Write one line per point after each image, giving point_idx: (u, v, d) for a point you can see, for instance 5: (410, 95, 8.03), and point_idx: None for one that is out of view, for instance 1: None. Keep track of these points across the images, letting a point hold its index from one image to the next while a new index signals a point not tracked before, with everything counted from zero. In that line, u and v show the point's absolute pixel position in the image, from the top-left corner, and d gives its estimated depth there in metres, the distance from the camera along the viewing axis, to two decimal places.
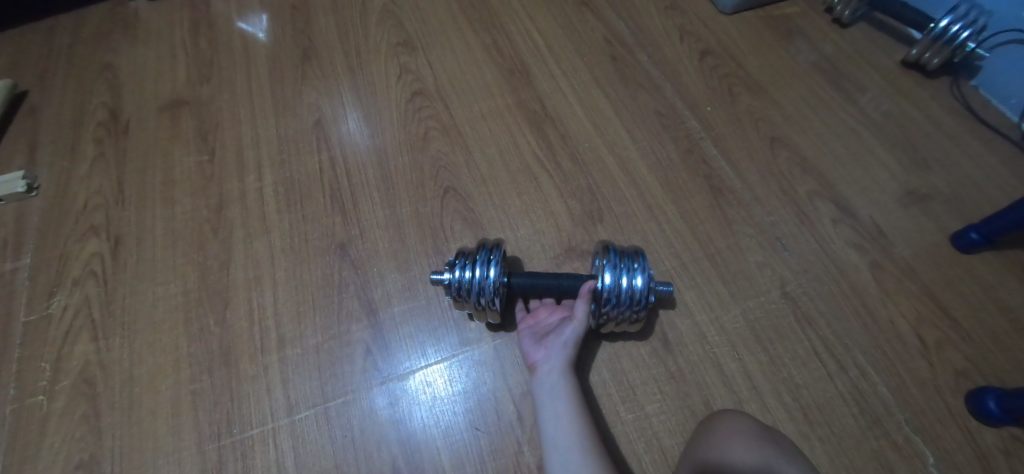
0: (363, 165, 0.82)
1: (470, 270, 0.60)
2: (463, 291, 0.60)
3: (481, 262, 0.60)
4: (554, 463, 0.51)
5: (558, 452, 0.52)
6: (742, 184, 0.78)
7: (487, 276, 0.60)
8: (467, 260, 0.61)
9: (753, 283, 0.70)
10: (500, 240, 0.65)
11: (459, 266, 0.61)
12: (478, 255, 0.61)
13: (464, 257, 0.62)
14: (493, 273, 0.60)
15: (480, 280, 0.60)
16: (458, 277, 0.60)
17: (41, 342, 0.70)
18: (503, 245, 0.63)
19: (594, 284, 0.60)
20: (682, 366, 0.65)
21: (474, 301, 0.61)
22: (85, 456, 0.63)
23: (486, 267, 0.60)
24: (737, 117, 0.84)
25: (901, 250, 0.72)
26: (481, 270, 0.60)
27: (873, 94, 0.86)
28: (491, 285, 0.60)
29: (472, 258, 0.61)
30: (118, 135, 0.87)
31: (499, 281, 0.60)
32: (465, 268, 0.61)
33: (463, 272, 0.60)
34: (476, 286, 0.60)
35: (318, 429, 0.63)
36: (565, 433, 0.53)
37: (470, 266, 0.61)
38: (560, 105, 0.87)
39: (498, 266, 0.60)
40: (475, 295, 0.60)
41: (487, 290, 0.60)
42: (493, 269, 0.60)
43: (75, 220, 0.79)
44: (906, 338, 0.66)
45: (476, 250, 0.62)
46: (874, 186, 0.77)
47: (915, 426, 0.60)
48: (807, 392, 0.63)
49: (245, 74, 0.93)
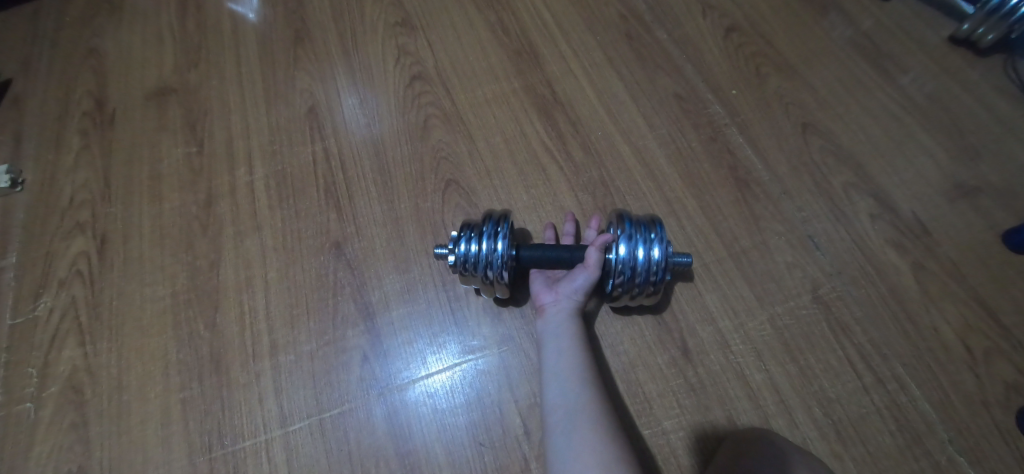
0: (359, 156, 0.77)
1: (476, 243, 0.56)
2: (469, 266, 0.56)
3: (488, 235, 0.56)
4: (552, 392, 0.51)
5: (558, 384, 0.51)
6: (770, 176, 0.71)
7: (494, 249, 0.55)
8: (472, 233, 0.57)
9: (782, 286, 0.64)
10: (507, 211, 0.61)
11: (464, 239, 0.56)
12: (484, 227, 0.57)
13: (469, 229, 0.58)
14: (501, 246, 0.55)
15: (487, 254, 0.55)
16: (464, 251, 0.56)
17: (28, 346, 0.67)
18: (510, 216, 0.59)
19: (609, 237, 0.56)
20: (703, 378, 0.60)
21: (482, 276, 0.57)
22: (74, 467, 0.60)
23: (493, 240, 0.56)
24: (765, 101, 0.77)
25: (947, 249, 0.65)
26: (488, 244, 0.55)
27: (917, 73, 0.78)
28: (499, 258, 0.55)
29: (479, 230, 0.57)
30: (103, 126, 0.83)
31: (508, 253, 0.55)
32: (470, 241, 0.56)
33: (469, 246, 0.56)
34: (483, 260, 0.55)
35: (312, 443, 0.60)
36: (567, 369, 0.52)
37: (475, 239, 0.56)
38: (571, 90, 0.80)
39: (506, 238, 0.56)
40: (483, 269, 0.56)
41: (495, 263, 0.55)
42: (501, 241, 0.55)
43: (60, 216, 0.75)
44: (952, 347, 0.59)
45: (482, 222, 0.58)
46: (916, 177, 0.70)
47: (960, 446, 0.55)
48: (840, 406, 0.58)
49: (235, 59, 0.87)
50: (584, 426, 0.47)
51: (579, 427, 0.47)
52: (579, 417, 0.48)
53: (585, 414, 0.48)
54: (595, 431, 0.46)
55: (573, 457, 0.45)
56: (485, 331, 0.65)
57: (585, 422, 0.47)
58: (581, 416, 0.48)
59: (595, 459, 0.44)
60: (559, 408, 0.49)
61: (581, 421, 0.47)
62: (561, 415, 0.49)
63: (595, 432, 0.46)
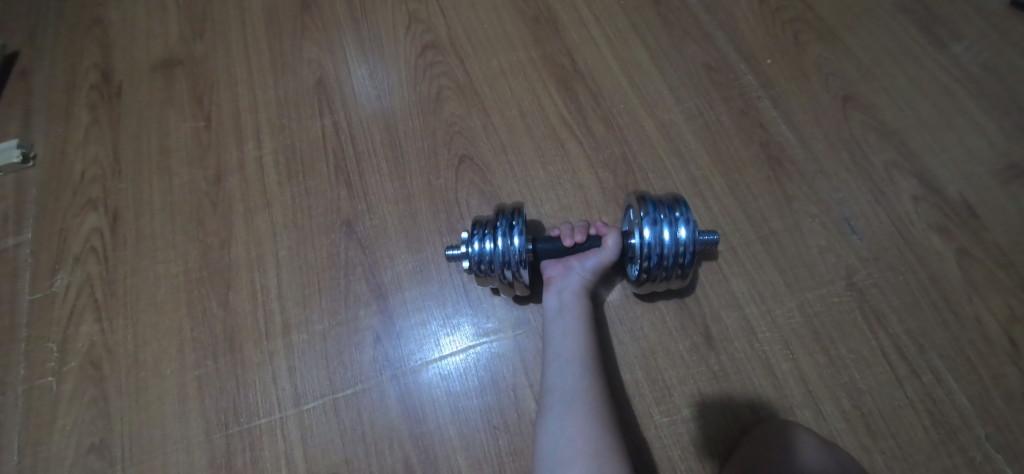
0: (370, 130, 0.74)
1: (490, 241, 0.54)
2: (485, 266, 0.54)
3: (503, 231, 0.53)
4: (552, 373, 0.51)
5: (558, 365, 0.51)
6: (805, 154, 0.67)
7: (511, 246, 0.53)
8: (485, 230, 0.55)
9: (814, 273, 0.61)
10: (519, 203, 0.58)
11: (477, 238, 0.54)
12: (498, 223, 0.54)
13: (482, 226, 0.55)
14: (518, 241, 0.53)
15: (503, 252, 0.53)
16: (478, 250, 0.54)
17: (47, 321, 0.67)
18: (523, 209, 0.56)
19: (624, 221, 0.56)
20: (727, 366, 0.58)
21: (499, 275, 0.54)
22: (96, 440, 0.61)
23: (509, 236, 0.53)
24: (802, 71, 0.72)
25: (995, 234, 0.60)
26: (503, 240, 0.53)
27: (973, 40, 0.71)
28: (516, 255, 0.53)
29: (492, 227, 0.54)
30: (111, 99, 0.81)
31: (525, 249, 0.53)
32: (484, 239, 0.54)
33: (483, 244, 0.54)
34: (499, 258, 0.53)
35: (327, 422, 0.60)
36: (569, 351, 0.52)
37: (490, 236, 0.54)
38: (592, 59, 0.76)
39: (523, 233, 0.53)
40: (500, 268, 0.54)
41: (513, 261, 0.53)
42: (516, 237, 0.53)
43: (72, 192, 0.75)
44: (994, 339, 0.56)
45: (495, 218, 0.55)
46: (966, 156, 0.65)
47: (998, 443, 0.52)
48: (871, 398, 0.55)
49: (241, 28, 0.84)
50: (579, 411, 0.47)
51: (573, 412, 0.47)
52: (575, 401, 0.47)
53: (581, 399, 0.47)
54: (589, 418, 0.46)
55: (566, 443, 0.45)
56: (499, 314, 0.63)
57: (580, 407, 0.47)
58: (577, 401, 0.47)
59: (588, 446, 0.44)
60: (556, 389, 0.49)
61: (576, 406, 0.47)
62: (557, 397, 0.48)
63: (589, 420, 0.46)
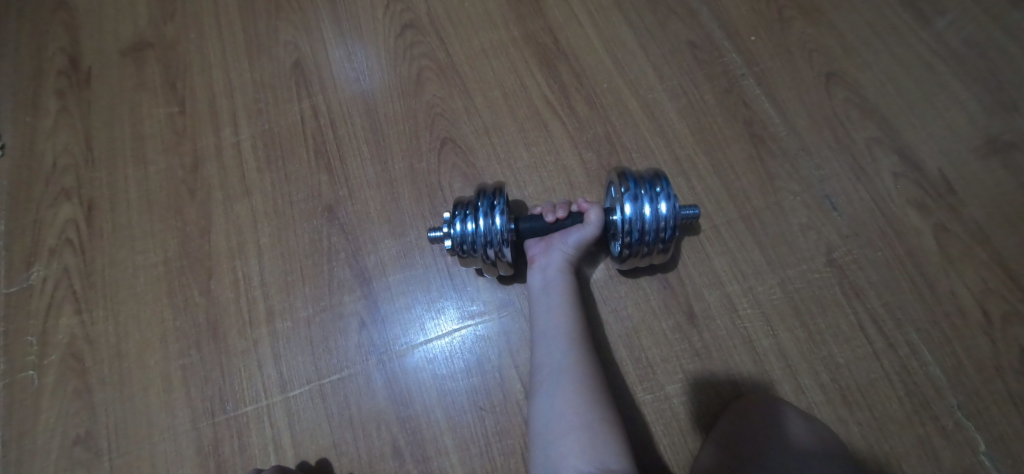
0: (350, 114, 0.72)
1: (472, 222, 0.53)
2: (467, 246, 0.54)
3: (484, 211, 0.53)
4: (541, 351, 0.51)
5: (546, 343, 0.51)
6: (788, 131, 0.67)
7: (492, 226, 0.53)
8: (467, 211, 0.54)
9: (796, 250, 0.61)
10: (500, 183, 0.57)
11: (459, 219, 0.54)
12: (479, 203, 0.54)
13: (463, 207, 0.55)
14: (499, 221, 0.53)
15: (484, 232, 0.53)
16: (460, 230, 0.53)
17: (25, 314, 0.66)
18: (505, 189, 0.55)
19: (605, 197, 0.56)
20: (709, 343, 0.59)
21: (482, 255, 0.54)
22: (81, 432, 0.61)
23: (490, 216, 0.53)
24: (786, 48, 0.71)
25: (972, 210, 0.61)
26: (485, 220, 0.53)
27: (956, 15, 0.71)
28: (498, 235, 0.53)
29: (473, 208, 0.54)
30: (80, 85, 0.78)
31: (507, 229, 0.53)
32: (466, 220, 0.53)
33: (464, 225, 0.53)
34: (481, 239, 0.53)
35: (314, 407, 0.60)
36: (556, 328, 0.52)
37: (471, 217, 0.53)
38: (574, 38, 0.74)
39: (503, 212, 0.53)
40: (482, 247, 0.53)
41: (495, 240, 0.53)
42: (498, 216, 0.53)
43: (45, 182, 0.72)
44: (969, 312, 0.57)
45: (476, 198, 0.55)
46: (946, 133, 0.65)
47: (969, 411, 0.53)
48: (849, 371, 0.56)
49: (213, 8, 0.81)
50: (568, 388, 0.47)
51: (563, 388, 0.47)
52: (564, 378, 0.48)
53: (570, 376, 0.48)
54: (579, 394, 0.46)
55: (557, 418, 0.45)
56: (484, 296, 0.63)
57: (570, 384, 0.47)
58: (567, 378, 0.48)
59: (579, 421, 0.45)
60: (545, 368, 0.49)
61: (565, 383, 0.47)
62: (547, 375, 0.49)
63: (579, 396, 0.46)
